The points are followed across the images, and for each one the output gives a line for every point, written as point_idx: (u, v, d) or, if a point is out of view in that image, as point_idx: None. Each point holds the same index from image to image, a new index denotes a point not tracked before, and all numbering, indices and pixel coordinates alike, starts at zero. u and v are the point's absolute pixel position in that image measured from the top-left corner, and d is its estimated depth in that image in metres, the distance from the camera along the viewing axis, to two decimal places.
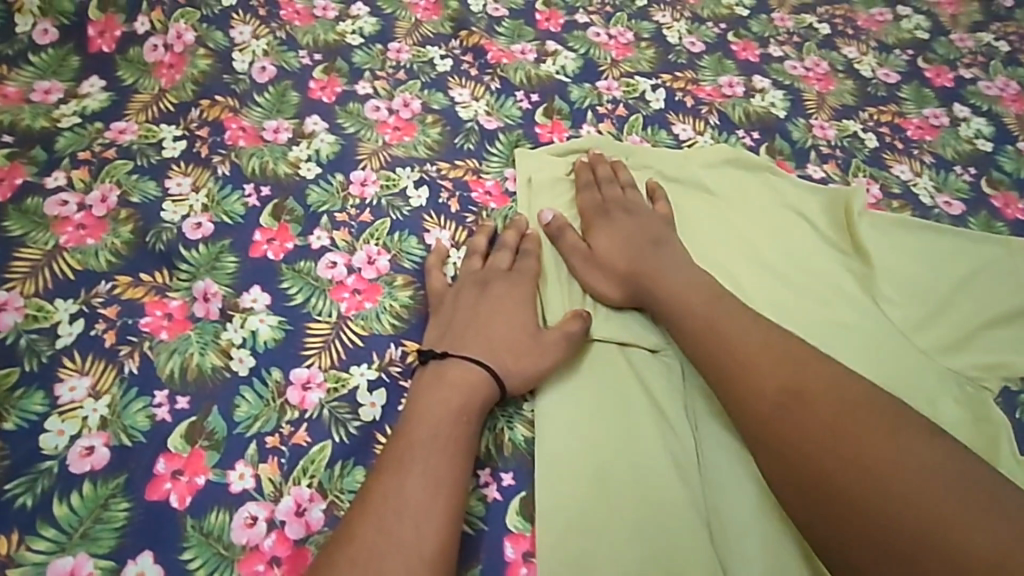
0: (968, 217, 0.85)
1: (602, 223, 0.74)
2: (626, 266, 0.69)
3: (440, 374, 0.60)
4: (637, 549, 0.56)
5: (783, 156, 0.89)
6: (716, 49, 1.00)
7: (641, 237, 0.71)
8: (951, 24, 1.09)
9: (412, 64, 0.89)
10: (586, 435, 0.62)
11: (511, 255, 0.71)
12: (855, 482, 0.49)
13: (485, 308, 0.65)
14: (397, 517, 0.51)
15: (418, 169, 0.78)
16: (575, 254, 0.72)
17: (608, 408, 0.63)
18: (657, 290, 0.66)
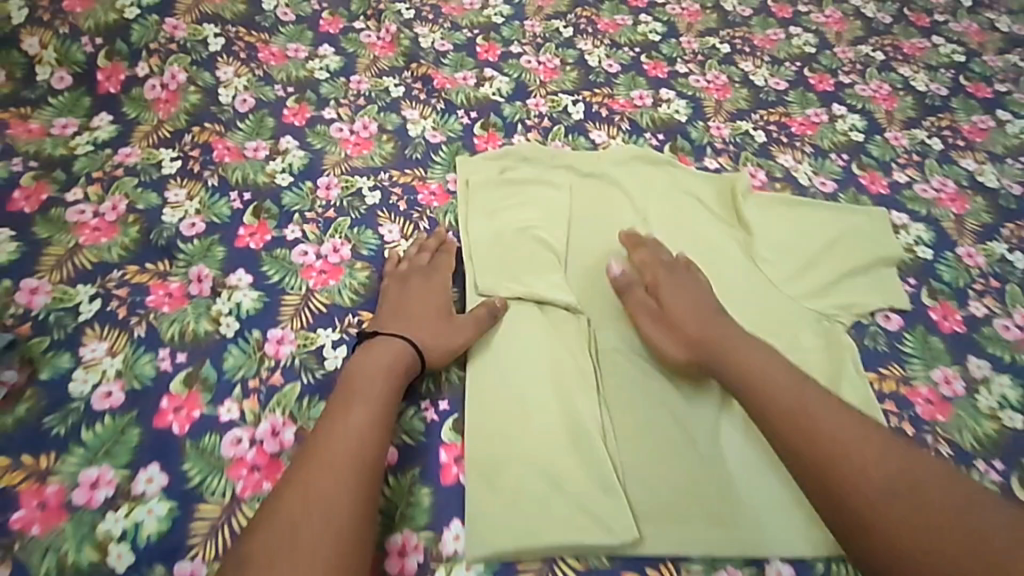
0: (839, 193, 1.01)
1: (665, 281, 0.80)
2: (695, 332, 0.74)
3: (376, 347, 0.72)
4: (545, 446, 0.70)
5: (684, 153, 1.05)
6: (630, 68, 1.18)
7: (696, 295, 0.78)
8: (834, 40, 1.31)
9: (370, 92, 1.08)
10: (508, 366, 0.75)
11: (428, 255, 0.85)
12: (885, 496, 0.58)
13: (409, 296, 0.78)
14: (342, 439, 0.63)
15: (373, 178, 0.95)
16: (645, 300, 0.80)
17: (527, 346, 0.77)
18: (713, 350, 0.72)
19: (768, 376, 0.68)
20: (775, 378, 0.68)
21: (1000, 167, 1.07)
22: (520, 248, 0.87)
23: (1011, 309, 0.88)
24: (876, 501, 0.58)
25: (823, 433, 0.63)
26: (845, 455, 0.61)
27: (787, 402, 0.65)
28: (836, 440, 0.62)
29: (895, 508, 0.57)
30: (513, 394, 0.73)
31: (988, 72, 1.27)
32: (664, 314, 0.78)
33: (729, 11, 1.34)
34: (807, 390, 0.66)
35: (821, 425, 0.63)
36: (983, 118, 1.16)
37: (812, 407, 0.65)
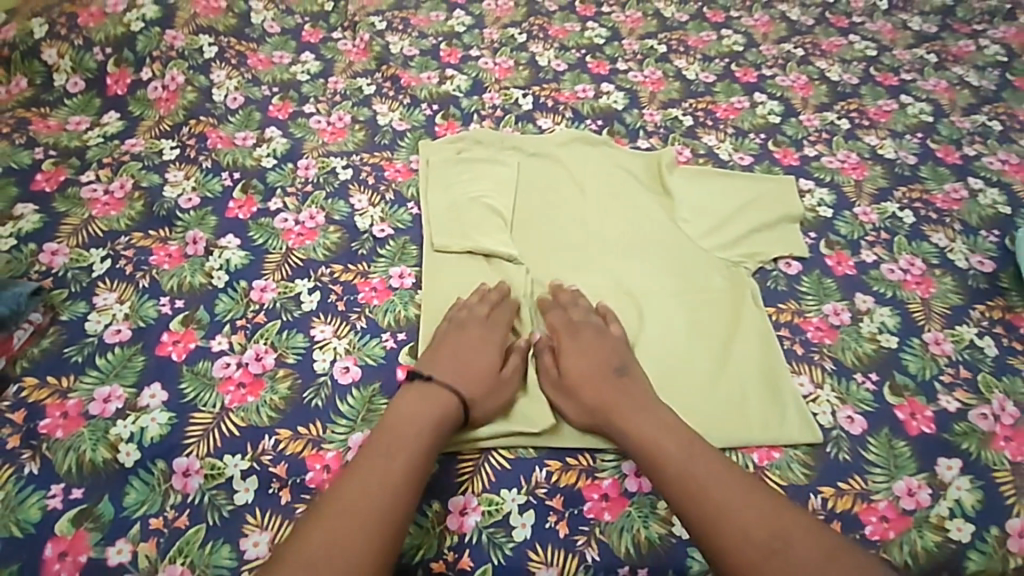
0: (755, 165, 1.16)
1: (570, 343, 0.81)
2: (596, 404, 0.76)
3: (431, 396, 0.74)
4: None
5: (620, 135, 1.20)
6: (576, 67, 1.35)
7: (592, 359, 0.79)
8: (761, 39, 1.47)
9: (345, 90, 1.25)
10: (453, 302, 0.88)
11: (490, 306, 0.85)
12: (742, 521, 0.64)
13: (461, 345, 0.80)
14: (378, 474, 0.66)
15: (345, 159, 1.09)
16: (549, 364, 0.81)
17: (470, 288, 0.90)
18: (614, 420, 0.74)
19: (646, 431, 0.72)
20: (656, 433, 0.72)
21: (899, 141, 1.22)
22: (469, 211, 1.00)
23: (897, 256, 1.00)
24: (739, 532, 0.64)
25: (693, 477, 0.68)
26: (705, 487, 0.67)
27: (665, 446, 0.71)
28: (706, 493, 0.67)
29: (756, 530, 0.64)
30: None
31: (897, 64, 1.42)
32: (559, 383, 0.79)
33: (668, 17, 1.51)
34: (698, 451, 0.70)
35: (698, 473, 0.68)
36: (888, 102, 1.31)
37: (679, 461, 0.69)
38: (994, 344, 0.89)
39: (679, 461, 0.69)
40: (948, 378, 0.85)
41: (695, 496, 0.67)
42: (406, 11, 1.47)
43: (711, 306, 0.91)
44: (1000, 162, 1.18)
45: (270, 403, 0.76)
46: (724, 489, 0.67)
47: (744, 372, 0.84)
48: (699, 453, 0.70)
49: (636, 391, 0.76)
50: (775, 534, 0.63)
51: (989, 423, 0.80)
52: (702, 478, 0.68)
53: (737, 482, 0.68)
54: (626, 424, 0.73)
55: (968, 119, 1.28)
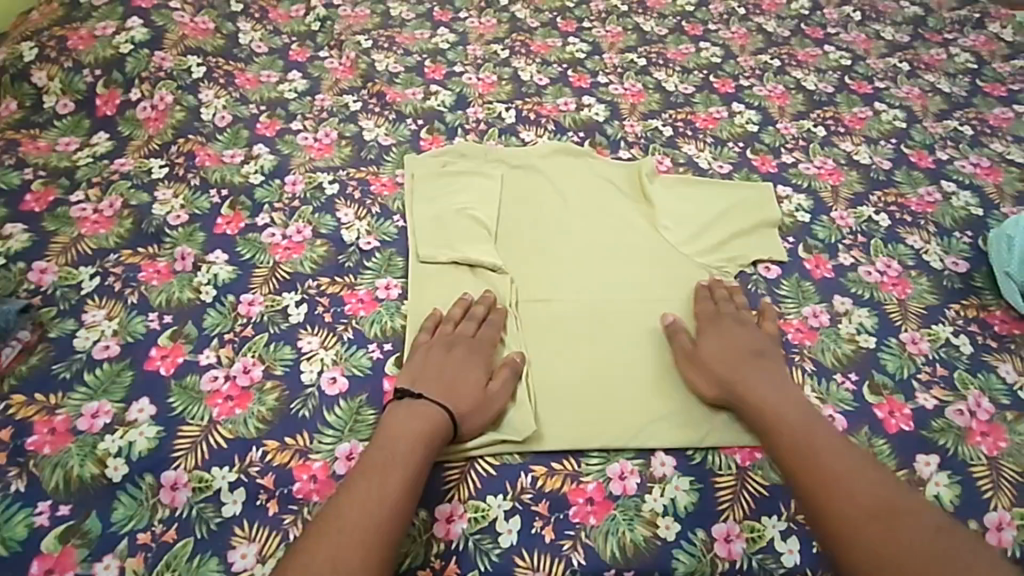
0: (734, 173, 1.18)
1: (740, 331, 0.86)
2: (727, 374, 0.81)
3: (421, 412, 0.75)
4: None
5: (602, 146, 1.23)
6: (558, 81, 1.38)
7: (749, 342, 0.85)
8: (739, 50, 1.51)
9: (332, 107, 1.27)
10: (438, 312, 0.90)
11: (477, 324, 0.86)
12: (870, 508, 0.67)
13: (450, 362, 0.81)
14: (370, 494, 0.67)
15: (332, 174, 1.11)
16: (713, 339, 0.85)
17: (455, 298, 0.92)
18: (743, 396, 0.79)
19: (783, 410, 0.77)
20: (788, 410, 0.77)
21: (873, 147, 1.25)
22: (453, 223, 1.02)
23: (874, 258, 1.02)
24: (860, 492, 0.68)
25: (833, 456, 0.71)
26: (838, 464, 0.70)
27: (803, 427, 0.75)
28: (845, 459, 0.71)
29: (862, 502, 0.67)
30: None
31: (870, 72, 1.46)
32: (712, 362, 0.82)
33: (648, 31, 1.55)
34: (820, 428, 0.75)
35: (816, 443, 0.73)
36: (862, 110, 1.34)
37: (818, 443, 0.72)
38: (969, 342, 0.90)
39: (836, 442, 0.73)
40: (925, 376, 0.86)
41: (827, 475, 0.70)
42: (391, 30, 1.51)
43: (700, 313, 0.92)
44: (972, 165, 1.21)
45: (257, 415, 0.76)
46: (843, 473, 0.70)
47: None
48: (826, 440, 0.73)
49: (772, 376, 0.81)
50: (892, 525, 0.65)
51: (965, 418, 0.81)
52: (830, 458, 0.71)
53: (863, 470, 0.70)
54: (757, 402, 0.78)
55: (940, 124, 1.31)
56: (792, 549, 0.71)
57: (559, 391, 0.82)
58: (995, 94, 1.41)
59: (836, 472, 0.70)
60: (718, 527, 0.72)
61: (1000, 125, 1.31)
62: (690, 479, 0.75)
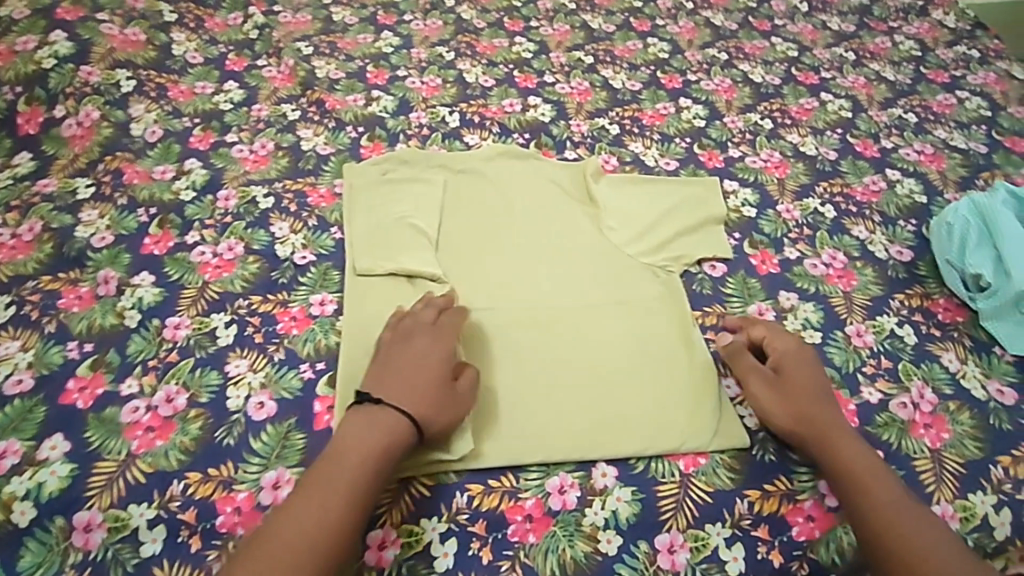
0: (680, 170, 1.17)
1: (785, 356, 0.81)
2: (808, 405, 0.76)
3: (376, 421, 0.70)
4: None
5: (547, 147, 1.20)
6: (503, 82, 1.35)
7: (818, 368, 0.80)
8: (686, 45, 1.50)
9: (270, 118, 1.23)
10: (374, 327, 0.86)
11: (434, 313, 0.81)
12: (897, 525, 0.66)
13: (410, 358, 0.75)
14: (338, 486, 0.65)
15: (267, 187, 1.08)
16: (792, 358, 0.80)
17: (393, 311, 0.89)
18: (818, 428, 0.74)
19: (835, 430, 0.74)
20: (839, 429, 0.75)
21: (820, 138, 1.24)
22: (392, 234, 0.99)
23: (820, 251, 1.02)
24: (915, 534, 0.65)
25: (855, 470, 0.71)
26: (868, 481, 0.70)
27: (848, 444, 0.73)
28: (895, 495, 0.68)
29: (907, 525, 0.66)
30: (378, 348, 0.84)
31: (817, 63, 1.46)
32: (781, 384, 0.78)
33: (595, 28, 1.53)
34: (866, 454, 0.73)
35: (867, 468, 0.71)
36: (809, 101, 1.34)
37: (859, 459, 0.72)
38: (913, 332, 0.89)
39: (854, 457, 0.72)
40: (869, 369, 0.85)
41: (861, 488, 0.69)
42: (333, 35, 1.47)
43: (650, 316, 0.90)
44: (916, 152, 1.22)
45: (179, 446, 0.73)
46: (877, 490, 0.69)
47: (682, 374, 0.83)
48: (870, 460, 0.72)
49: (833, 407, 0.77)
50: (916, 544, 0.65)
51: (908, 411, 0.80)
52: (862, 472, 0.71)
53: (893, 490, 0.69)
54: (827, 422, 0.75)
55: (885, 113, 1.32)
56: (736, 556, 0.70)
57: (502, 404, 0.80)
58: (939, 80, 1.42)
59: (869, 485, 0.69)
60: (661, 537, 0.70)
61: (944, 112, 1.32)
62: (631, 489, 0.73)
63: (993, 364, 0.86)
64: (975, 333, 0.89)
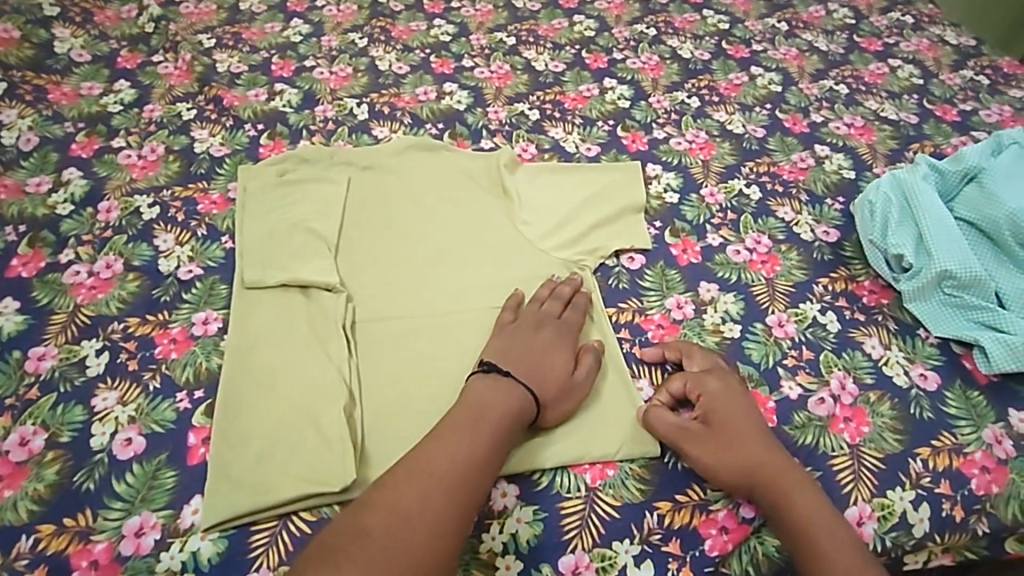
0: (602, 155, 1.11)
1: (710, 404, 0.74)
2: (747, 454, 0.69)
3: (505, 387, 0.71)
4: (283, 410, 0.74)
5: (462, 137, 1.13)
6: (419, 68, 1.27)
7: (745, 408, 0.74)
8: (614, 21, 1.43)
9: (162, 118, 1.13)
10: (258, 346, 0.80)
11: (562, 304, 0.82)
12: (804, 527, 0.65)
13: (538, 343, 0.77)
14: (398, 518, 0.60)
15: (153, 196, 0.99)
16: (720, 404, 0.74)
17: (279, 327, 0.82)
18: (761, 476, 0.68)
19: (763, 450, 0.70)
20: (763, 444, 0.70)
21: (748, 115, 1.19)
22: (287, 241, 0.92)
23: (743, 236, 0.97)
24: (824, 538, 0.64)
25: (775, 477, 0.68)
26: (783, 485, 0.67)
27: (775, 456, 0.70)
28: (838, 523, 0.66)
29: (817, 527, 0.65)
30: (260, 371, 0.77)
31: (748, 36, 1.41)
32: (714, 436, 0.71)
33: (519, 7, 1.46)
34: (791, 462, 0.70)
35: (789, 472, 0.68)
36: (738, 75, 1.29)
37: (785, 466, 0.69)
38: (836, 319, 0.85)
39: (777, 463, 0.69)
40: (790, 361, 0.81)
41: (778, 495, 0.67)
42: (239, 25, 1.37)
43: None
44: (845, 126, 1.17)
45: (32, 495, 0.67)
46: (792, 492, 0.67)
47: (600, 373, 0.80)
48: (797, 470, 0.69)
49: (772, 446, 0.71)
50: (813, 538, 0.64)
51: (826, 407, 0.76)
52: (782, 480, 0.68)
53: (810, 494, 0.67)
54: (754, 447, 0.70)
55: (816, 85, 1.27)
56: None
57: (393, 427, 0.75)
58: (871, 49, 1.37)
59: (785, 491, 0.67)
60: (565, 560, 0.66)
61: (875, 82, 1.28)
62: (533, 509, 0.69)
63: (917, 347, 0.82)
64: (899, 315, 0.85)
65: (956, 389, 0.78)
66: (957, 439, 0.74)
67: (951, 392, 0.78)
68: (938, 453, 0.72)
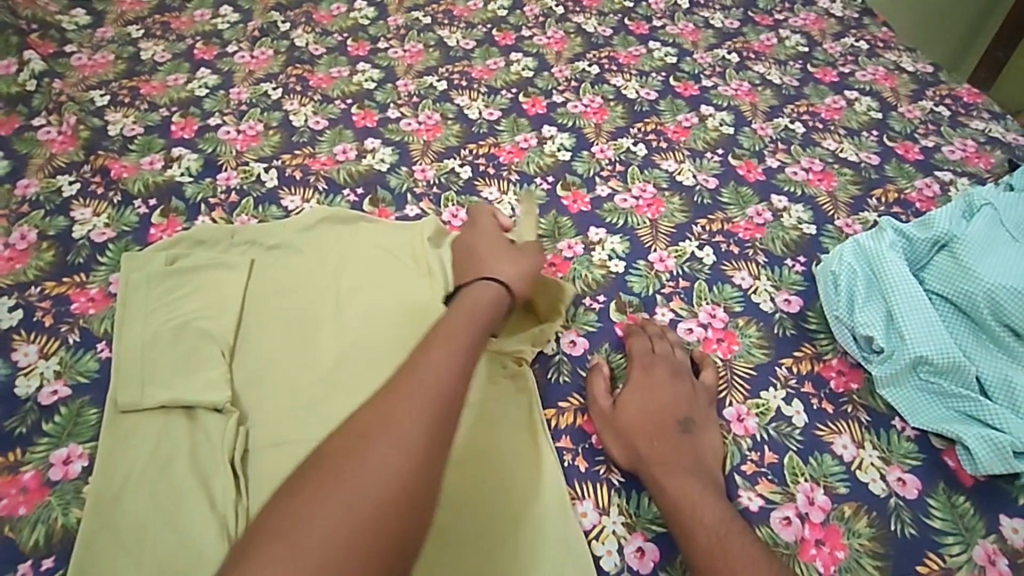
0: (539, 218, 1.00)
1: (636, 384, 0.75)
2: (642, 442, 0.69)
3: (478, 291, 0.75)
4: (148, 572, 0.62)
5: (385, 204, 1.02)
6: (338, 123, 1.15)
7: (673, 397, 0.73)
8: (554, 59, 1.33)
9: (38, 196, 0.99)
10: (122, 489, 0.67)
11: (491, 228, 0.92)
12: (703, 542, 0.61)
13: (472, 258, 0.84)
14: (342, 475, 0.52)
15: (16, 296, 0.85)
16: (641, 391, 0.74)
17: (149, 459, 0.69)
18: (649, 473, 0.68)
19: (666, 455, 0.68)
20: (668, 447, 0.69)
21: (698, 162, 1.09)
22: (171, 347, 0.79)
23: (696, 309, 0.87)
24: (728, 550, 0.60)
25: (669, 488, 0.66)
26: (678, 492, 0.65)
27: (672, 463, 0.67)
28: (726, 542, 0.60)
29: (718, 541, 0.61)
30: (125, 523, 0.65)
31: (697, 69, 1.31)
32: (618, 414, 0.72)
33: (452, 46, 1.35)
34: (698, 475, 0.67)
35: (689, 484, 0.65)
36: (687, 116, 1.19)
37: (683, 480, 0.66)
38: (802, 410, 0.75)
39: (676, 474, 0.66)
40: (750, 468, 0.70)
41: (672, 504, 0.65)
42: (138, 78, 1.22)
43: (497, 421, 0.72)
44: (803, 170, 1.09)
45: None
46: (690, 505, 0.64)
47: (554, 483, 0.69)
48: (700, 484, 0.66)
49: (684, 448, 0.69)
50: (713, 551, 0.60)
51: (794, 529, 0.66)
52: (675, 492, 0.65)
53: (713, 506, 0.64)
54: (656, 443, 0.69)
55: (770, 124, 1.18)
56: None
57: None
58: (826, 80, 1.29)
59: (681, 503, 0.64)
60: None
61: (832, 118, 1.20)
62: None
63: (892, 443, 0.72)
64: (871, 403, 0.76)
65: (940, 495, 0.69)
66: (946, 562, 0.64)
67: (935, 499, 0.68)
68: None
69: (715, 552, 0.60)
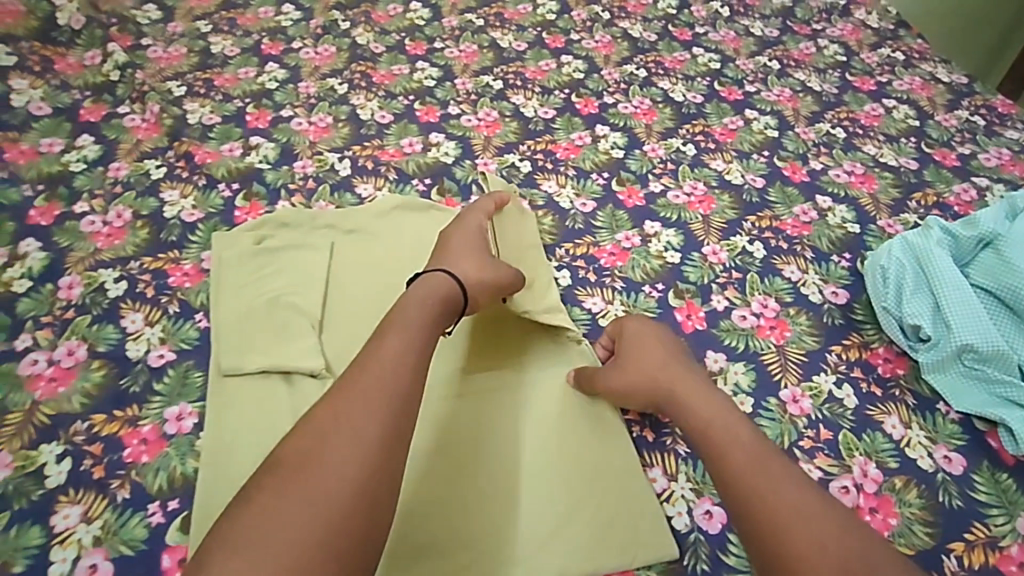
0: (597, 212, 1.05)
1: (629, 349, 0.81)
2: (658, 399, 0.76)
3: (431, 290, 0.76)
4: None
5: (451, 194, 1.08)
6: (402, 117, 1.22)
7: (666, 354, 0.80)
8: (603, 62, 1.39)
9: (129, 177, 1.06)
10: (232, 444, 0.74)
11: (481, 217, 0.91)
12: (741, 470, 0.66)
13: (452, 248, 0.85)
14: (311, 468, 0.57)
15: (119, 269, 0.92)
16: (636, 354, 0.80)
17: (255, 419, 0.76)
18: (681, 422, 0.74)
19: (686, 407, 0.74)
20: (689, 398, 0.75)
21: (745, 163, 1.15)
22: (264, 319, 0.85)
23: (749, 298, 0.92)
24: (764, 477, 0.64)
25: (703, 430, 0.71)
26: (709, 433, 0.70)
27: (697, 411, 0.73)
28: (762, 469, 0.65)
29: (753, 469, 0.65)
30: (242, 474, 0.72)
31: (740, 75, 1.37)
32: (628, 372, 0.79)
33: (505, 48, 1.41)
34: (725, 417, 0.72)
35: (715, 424, 0.71)
36: (733, 119, 1.25)
37: (712, 421, 0.71)
38: (853, 392, 0.81)
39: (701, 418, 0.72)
40: (807, 443, 0.76)
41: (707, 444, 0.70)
42: (210, 71, 1.29)
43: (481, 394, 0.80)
44: (846, 173, 1.14)
45: None
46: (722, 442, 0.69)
47: (541, 485, 0.74)
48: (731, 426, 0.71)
49: (697, 395, 0.75)
50: (752, 477, 0.65)
51: (851, 497, 0.72)
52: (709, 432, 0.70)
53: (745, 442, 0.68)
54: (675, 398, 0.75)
55: (812, 128, 1.24)
56: None
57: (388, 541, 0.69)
58: (865, 88, 1.35)
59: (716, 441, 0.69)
60: None
61: (871, 124, 1.25)
62: None
63: (938, 425, 0.78)
64: (917, 388, 0.81)
65: (984, 471, 0.75)
66: (991, 531, 0.70)
67: (979, 475, 0.74)
68: (973, 549, 0.69)
69: (754, 480, 0.64)
